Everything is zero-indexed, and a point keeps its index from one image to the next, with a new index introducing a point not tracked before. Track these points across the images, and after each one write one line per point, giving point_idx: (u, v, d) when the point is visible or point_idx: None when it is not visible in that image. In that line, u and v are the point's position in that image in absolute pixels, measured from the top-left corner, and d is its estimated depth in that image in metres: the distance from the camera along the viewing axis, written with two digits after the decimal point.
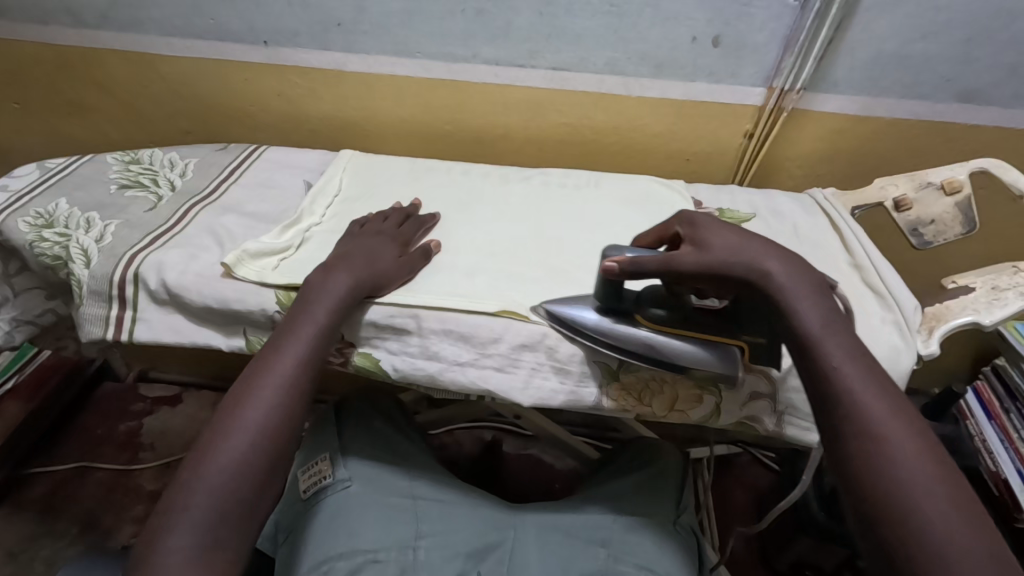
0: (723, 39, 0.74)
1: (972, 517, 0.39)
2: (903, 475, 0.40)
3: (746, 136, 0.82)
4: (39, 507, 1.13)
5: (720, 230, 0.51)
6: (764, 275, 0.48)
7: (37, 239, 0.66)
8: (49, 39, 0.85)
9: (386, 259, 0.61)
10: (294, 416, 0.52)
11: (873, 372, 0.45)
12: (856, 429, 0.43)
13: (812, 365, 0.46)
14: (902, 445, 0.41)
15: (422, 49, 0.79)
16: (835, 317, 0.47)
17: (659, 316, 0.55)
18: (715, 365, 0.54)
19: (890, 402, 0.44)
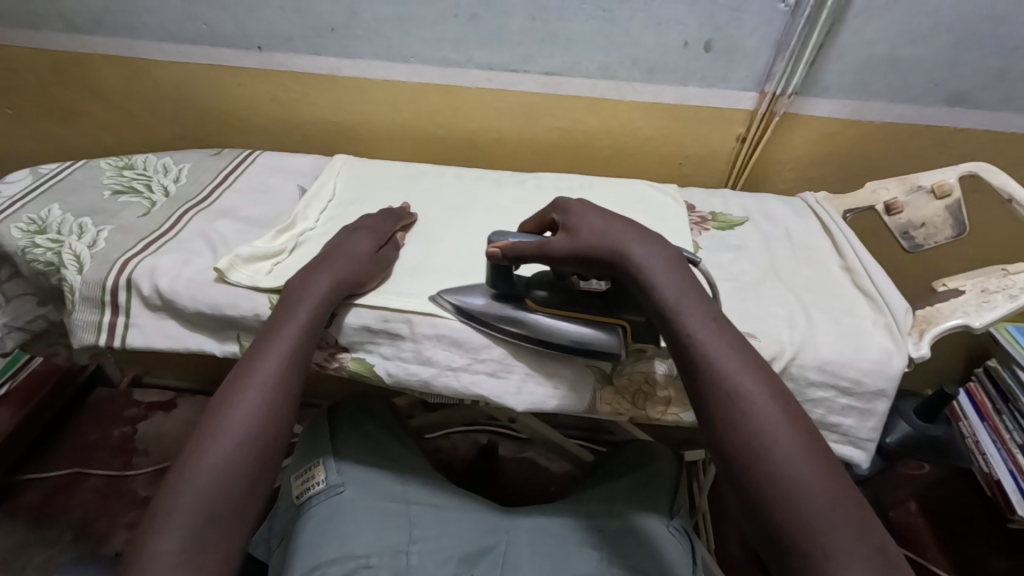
0: (714, 44, 0.74)
1: (821, 455, 0.41)
2: (756, 424, 0.42)
3: (738, 139, 0.82)
4: (32, 514, 1.12)
5: (588, 215, 0.56)
6: (626, 257, 0.51)
7: (30, 245, 0.66)
8: (42, 45, 0.85)
9: (364, 255, 0.61)
10: (281, 415, 0.52)
11: (729, 334, 0.47)
12: (715, 389, 0.45)
13: (675, 335, 0.48)
14: (756, 397, 0.44)
15: (415, 54, 0.79)
16: (695, 288, 0.50)
17: (544, 299, 0.58)
18: (600, 343, 0.55)
19: (745, 359, 0.46)
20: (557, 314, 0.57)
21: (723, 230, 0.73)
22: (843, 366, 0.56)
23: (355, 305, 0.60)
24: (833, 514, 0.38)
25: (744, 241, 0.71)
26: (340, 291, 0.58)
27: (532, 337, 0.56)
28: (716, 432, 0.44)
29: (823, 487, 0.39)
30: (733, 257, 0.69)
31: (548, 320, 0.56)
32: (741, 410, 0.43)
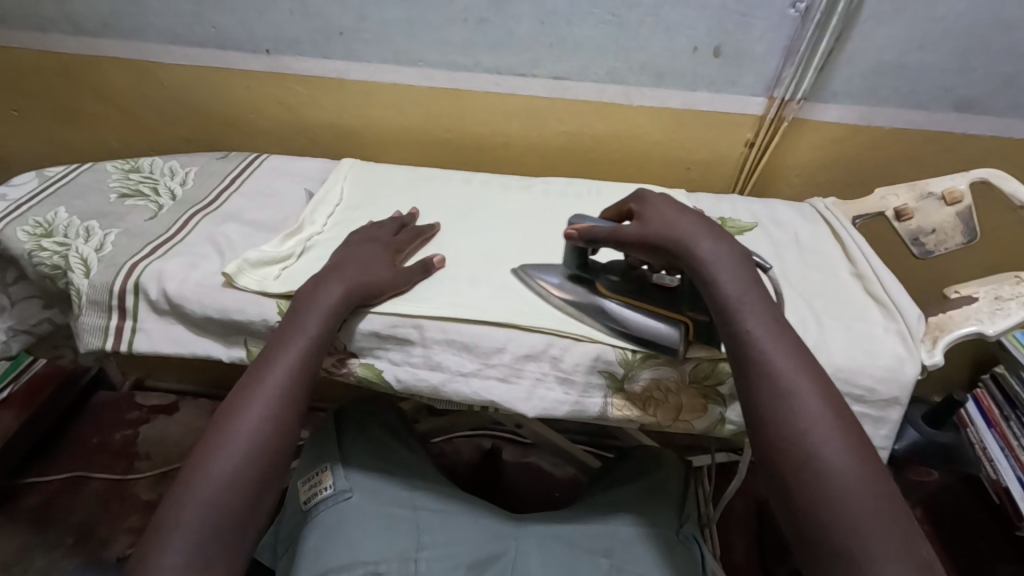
0: (723, 49, 0.74)
1: (869, 462, 0.42)
2: (808, 427, 0.44)
3: (747, 144, 0.82)
4: (33, 518, 1.11)
5: (660, 207, 0.57)
6: (690, 249, 0.53)
7: (36, 248, 0.65)
8: (49, 47, 0.85)
9: (380, 263, 0.61)
10: (287, 429, 0.52)
11: (785, 335, 0.48)
12: (768, 387, 0.46)
13: (733, 330, 0.49)
14: (809, 399, 0.45)
15: (423, 57, 0.79)
16: (757, 287, 0.51)
17: (614, 285, 0.59)
18: (656, 334, 0.56)
19: (800, 359, 0.47)
20: (624, 302, 0.58)
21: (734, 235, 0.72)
22: (855, 373, 0.56)
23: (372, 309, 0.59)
24: (879, 520, 0.40)
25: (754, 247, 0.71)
26: (363, 299, 0.58)
27: (595, 323, 0.58)
28: (765, 427, 0.45)
29: (869, 491, 0.41)
30: None
31: (614, 307, 0.58)
32: (794, 411, 0.44)
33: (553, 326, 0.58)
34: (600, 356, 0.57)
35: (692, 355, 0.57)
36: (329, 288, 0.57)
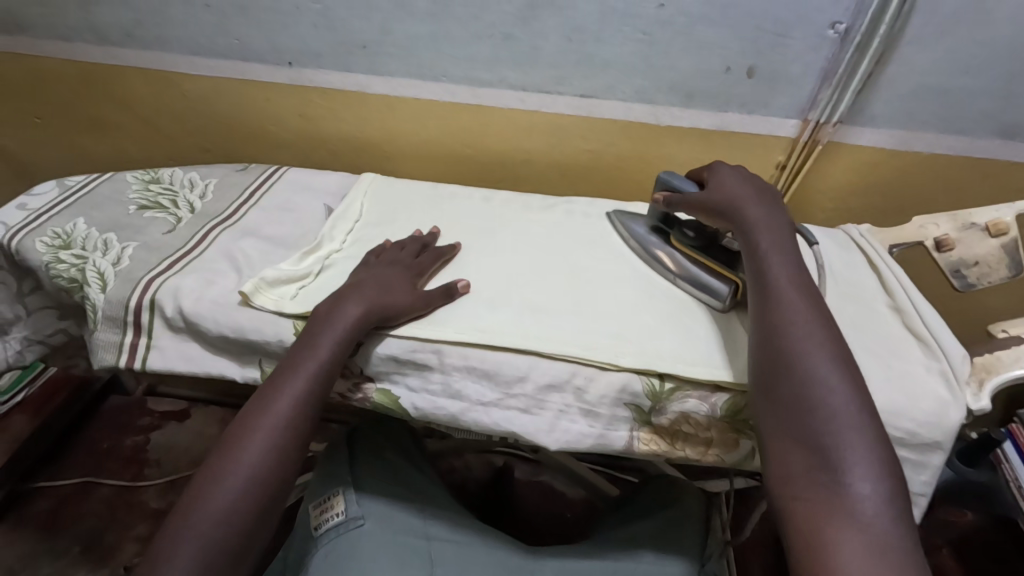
0: (757, 70, 0.72)
1: (853, 374, 0.47)
2: (802, 341, 0.49)
3: (778, 167, 0.80)
4: (41, 524, 1.11)
5: (728, 176, 0.63)
6: (738, 209, 0.60)
7: (54, 260, 0.65)
8: (73, 56, 0.85)
9: (406, 284, 0.60)
10: (286, 458, 0.52)
11: (799, 275, 0.54)
12: (776, 310, 0.51)
13: (759, 268, 0.55)
14: (809, 322, 0.50)
15: (447, 73, 0.78)
16: (789, 244, 0.57)
17: (684, 238, 0.66)
18: (706, 288, 0.62)
19: (810, 294, 0.53)
20: (690, 256, 0.65)
21: None
22: (896, 416, 0.53)
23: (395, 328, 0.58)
24: (852, 418, 0.45)
25: None
26: (390, 315, 0.57)
27: (661, 270, 0.66)
28: (767, 341, 0.50)
29: (851, 397, 0.46)
30: None
31: (679, 257, 0.65)
32: (793, 328, 0.50)
33: (577, 355, 0.56)
34: (626, 387, 0.55)
35: (723, 388, 0.54)
36: (345, 309, 0.55)
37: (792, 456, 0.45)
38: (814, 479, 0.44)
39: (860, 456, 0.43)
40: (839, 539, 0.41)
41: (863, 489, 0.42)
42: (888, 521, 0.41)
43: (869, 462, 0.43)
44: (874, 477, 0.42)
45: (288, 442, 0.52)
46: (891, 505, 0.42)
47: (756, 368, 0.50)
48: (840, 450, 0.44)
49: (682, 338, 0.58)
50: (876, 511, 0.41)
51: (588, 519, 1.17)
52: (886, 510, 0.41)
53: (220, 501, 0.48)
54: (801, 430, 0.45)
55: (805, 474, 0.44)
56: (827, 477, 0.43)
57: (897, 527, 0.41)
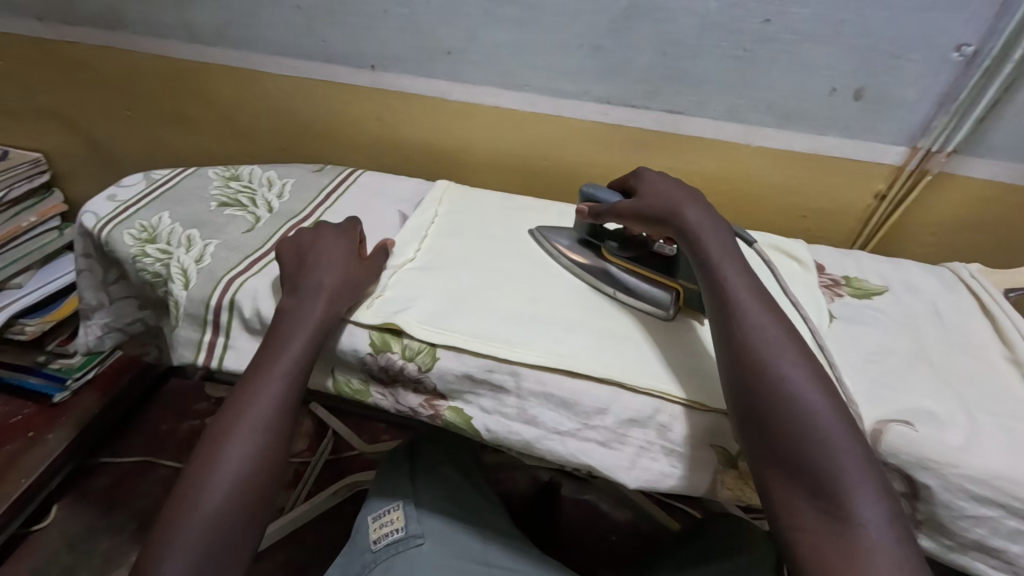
0: (866, 92, 0.67)
1: (828, 385, 0.46)
2: (775, 362, 0.47)
3: (877, 196, 0.75)
4: (102, 498, 1.15)
5: (663, 180, 0.61)
6: (678, 215, 0.57)
7: (140, 254, 0.66)
8: (164, 53, 0.87)
9: (344, 262, 0.61)
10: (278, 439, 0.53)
11: (756, 284, 0.52)
12: (742, 329, 0.49)
13: (714, 281, 0.52)
14: (777, 336, 0.48)
15: (530, 83, 0.76)
16: (736, 250, 0.54)
17: (615, 250, 0.65)
18: (647, 298, 0.61)
19: (767, 305, 0.51)
20: (626, 267, 0.64)
21: (860, 298, 0.66)
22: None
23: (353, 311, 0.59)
24: (841, 438, 0.44)
25: (883, 313, 0.64)
26: (355, 293, 0.59)
27: (598, 286, 0.64)
28: (741, 365, 0.48)
29: (830, 413, 0.45)
30: (882, 333, 0.62)
31: (613, 270, 0.64)
32: (764, 345, 0.48)
33: (663, 390, 0.53)
34: (713, 429, 0.52)
35: None
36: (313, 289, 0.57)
37: (789, 486, 0.44)
38: (819, 511, 0.42)
39: (859, 478, 0.42)
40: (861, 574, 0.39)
41: (868, 513, 0.41)
42: (894, 544, 0.41)
43: (865, 482, 0.42)
44: (874, 499, 0.42)
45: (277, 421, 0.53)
46: (893, 521, 0.42)
47: (735, 399, 0.47)
48: (840, 475, 0.42)
49: None
50: (884, 536, 0.41)
51: (633, 545, 1.13)
52: (890, 531, 0.41)
53: (224, 488, 0.50)
54: (793, 457, 0.44)
55: (808, 504, 0.43)
56: (831, 508, 0.42)
57: (904, 548, 0.41)
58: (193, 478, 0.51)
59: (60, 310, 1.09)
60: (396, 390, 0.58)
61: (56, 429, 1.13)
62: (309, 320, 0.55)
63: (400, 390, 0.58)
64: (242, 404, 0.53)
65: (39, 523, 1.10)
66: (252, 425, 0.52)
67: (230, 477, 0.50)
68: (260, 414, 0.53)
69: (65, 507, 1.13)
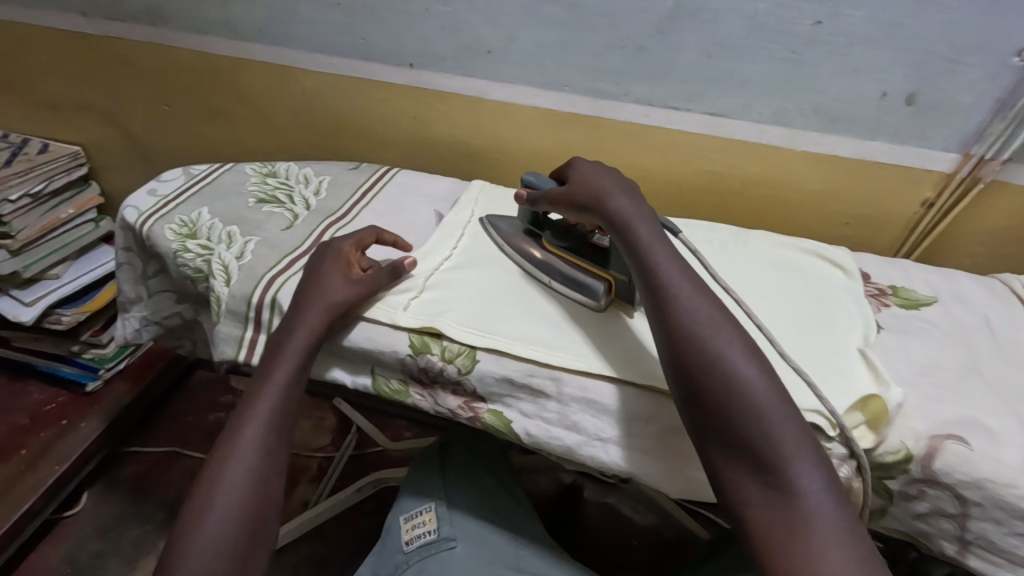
0: (919, 97, 0.65)
1: (762, 360, 0.46)
2: (709, 343, 0.46)
3: (924, 204, 0.73)
4: (131, 486, 1.17)
5: (592, 166, 0.61)
6: (604, 202, 0.56)
7: (181, 249, 0.67)
8: (205, 49, 0.88)
9: (337, 274, 0.59)
10: (284, 433, 0.54)
11: (685, 265, 0.52)
12: (675, 313, 0.49)
13: (643, 264, 0.52)
14: (709, 316, 0.48)
15: (570, 83, 0.75)
16: (661, 232, 0.54)
17: (553, 239, 0.64)
18: (577, 289, 0.61)
19: (698, 286, 0.50)
20: (561, 256, 0.63)
21: (907, 308, 0.64)
22: None
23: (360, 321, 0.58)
24: (776, 409, 0.43)
25: (931, 325, 0.62)
26: (354, 308, 0.58)
27: (535, 275, 0.64)
28: (677, 350, 0.47)
29: (764, 387, 0.44)
30: (930, 345, 0.60)
31: (549, 258, 0.64)
32: (697, 327, 0.47)
33: None
34: None
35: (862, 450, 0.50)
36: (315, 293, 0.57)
37: (734, 466, 0.43)
38: (763, 486, 0.42)
39: (795, 448, 0.42)
40: (810, 546, 0.39)
41: (810, 481, 0.41)
42: (835, 510, 0.40)
43: (804, 451, 0.42)
44: (814, 466, 0.42)
45: (283, 415, 0.54)
46: (833, 487, 0.42)
47: (676, 385, 0.47)
48: (778, 448, 0.42)
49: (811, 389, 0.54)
50: (824, 504, 0.40)
51: (656, 552, 1.11)
52: (830, 494, 0.41)
53: (227, 510, 0.47)
54: (733, 435, 0.43)
55: (751, 479, 0.42)
56: (772, 479, 0.42)
57: (846, 512, 0.41)
58: (201, 487, 0.49)
59: (94, 300, 1.12)
60: (435, 392, 0.58)
61: (88, 417, 1.15)
62: (303, 317, 0.56)
63: (439, 392, 0.58)
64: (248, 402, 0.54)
65: (70, 510, 1.12)
66: (255, 425, 0.52)
67: (244, 471, 0.49)
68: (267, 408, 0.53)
69: (95, 495, 1.15)
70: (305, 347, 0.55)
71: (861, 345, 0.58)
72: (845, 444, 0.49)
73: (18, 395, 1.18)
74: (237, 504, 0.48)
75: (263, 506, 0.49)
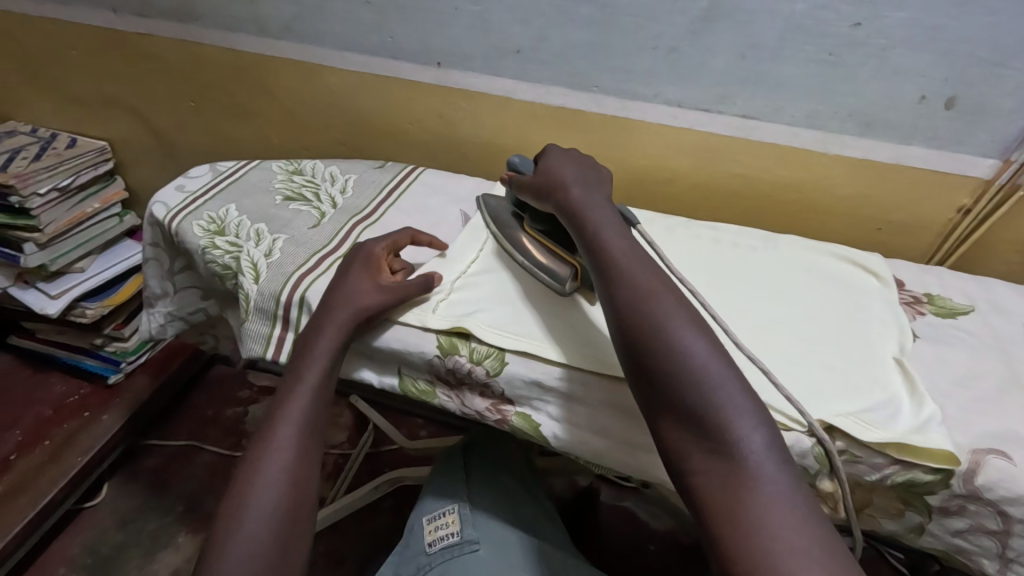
0: (959, 101, 0.64)
1: (707, 329, 0.46)
2: (655, 314, 0.46)
3: (960, 211, 0.71)
4: (151, 479, 1.18)
5: (553, 152, 0.62)
6: (557, 187, 0.57)
7: (210, 245, 0.67)
8: (232, 46, 0.88)
9: (366, 279, 0.59)
10: (317, 432, 0.54)
11: (631, 240, 0.52)
12: (623, 286, 0.48)
13: (591, 243, 0.52)
14: (654, 288, 0.47)
15: (599, 83, 0.74)
16: (607, 210, 0.54)
17: (530, 220, 0.63)
18: (543, 271, 0.60)
19: (645, 261, 0.50)
20: (534, 238, 0.62)
21: (943, 316, 0.63)
22: None
23: (392, 324, 0.58)
24: (721, 376, 0.42)
25: (969, 334, 0.61)
26: (384, 312, 0.57)
27: (511, 258, 0.64)
28: (624, 323, 0.46)
29: (709, 354, 0.43)
30: (968, 355, 0.59)
31: (524, 240, 0.63)
32: (644, 298, 0.47)
33: None
34: (794, 448, 0.50)
35: (902, 462, 0.49)
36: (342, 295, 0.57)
37: (680, 434, 0.42)
38: (707, 453, 0.41)
39: (739, 411, 0.41)
40: (753, 510, 0.38)
41: (754, 444, 0.40)
42: (779, 472, 0.39)
43: (748, 415, 0.41)
44: (757, 429, 0.41)
45: (315, 414, 0.54)
46: (778, 450, 0.40)
47: (625, 359, 0.46)
48: (721, 413, 0.41)
49: (847, 398, 0.53)
50: (767, 466, 0.39)
51: (672, 557, 1.10)
52: (773, 456, 0.40)
53: (263, 512, 0.48)
54: (676, 403, 0.42)
55: (696, 445, 0.41)
56: (716, 443, 0.40)
57: (790, 474, 0.40)
58: (238, 490, 0.49)
59: (118, 293, 1.14)
60: (462, 393, 0.58)
61: (110, 410, 1.16)
62: (332, 315, 0.56)
63: (467, 393, 0.57)
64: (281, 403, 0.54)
65: (90, 501, 1.14)
66: (289, 425, 0.52)
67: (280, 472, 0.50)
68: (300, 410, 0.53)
69: (115, 487, 1.16)
70: (332, 348, 0.55)
71: (898, 354, 0.57)
72: (883, 454, 0.49)
73: (42, 386, 1.20)
74: (271, 507, 0.48)
75: (296, 509, 0.49)
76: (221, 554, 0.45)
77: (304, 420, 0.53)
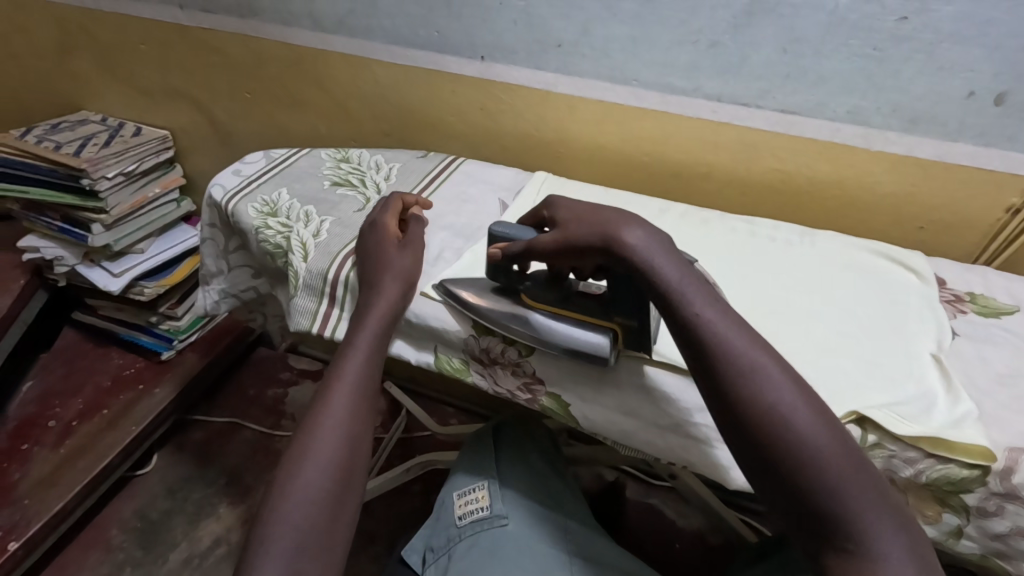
0: (1009, 97, 0.63)
1: (826, 414, 0.43)
2: (771, 404, 0.43)
3: (1009, 210, 0.69)
4: (197, 451, 1.24)
5: (572, 205, 0.56)
6: (618, 237, 0.50)
7: (263, 226, 0.71)
8: (288, 40, 0.93)
9: (392, 246, 0.63)
10: (370, 397, 0.57)
11: (723, 306, 0.48)
12: (729, 370, 0.44)
13: (677, 316, 0.47)
14: (765, 371, 0.44)
15: (639, 77, 0.76)
16: (690, 267, 0.50)
17: (539, 294, 0.57)
18: (587, 346, 0.53)
19: (747, 332, 0.46)
20: (552, 313, 0.56)
21: (988, 316, 0.62)
22: None
23: (426, 298, 0.61)
24: (848, 471, 0.41)
25: (1015, 334, 0.60)
26: (415, 271, 0.62)
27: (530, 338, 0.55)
28: (737, 413, 0.43)
29: (834, 446, 0.42)
30: (1011, 355, 0.57)
31: (538, 317, 0.56)
32: (755, 385, 0.43)
33: None
34: None
35: (936, 456, 0.49)
36: (383, 267, 0.61)
37: (810, 531, 0.41)
38: (842, 554, 0.39)
39: (876, 510, 0.40)
40: None
41: (892, 548, 0.39)
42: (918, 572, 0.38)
43: (882, 512, 0.40)
44: (893, 527, 0.40)
45: (369, 380, 0.57)
46: (915, 549, 0.39)
47: (739, 448, 0.44)
48: (855, 514, 0.40)
49: (878, 386, 0.53)
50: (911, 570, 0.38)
51: (699, 556, 1.09)
52: (911, 557, 0.39)
53: (323, 463, 0.51)
54: (807, 506, 0.41)
55: (828, 548, 0.40)
56: (853, 546, 0.39)
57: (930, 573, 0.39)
58: (298, 445, 0.52)
59: (174, 274, 1.21)
60: (494, 372, 0.59)
61: (162, 384, 1.23)
62: (384, 285, 0.60)
63: (499, 373, 0.59)
64: (338, 367, 0.57)
65: (141, 469, 1.21)
66: (344, 388, 0.55)
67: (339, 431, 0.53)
68: (355, 374, 0.56)
69: (164, 458, 1.23)
70: (378, 329, 0.58)
71: (935, 350, 0.57)
72: (916, 448, 0.49)
73: (101, 360, 1.28)
74: (327, 469, 0.51)
75: (344, 479, 0.51)
76: (276, 519, 0.48)
77: (355, 388, 0.56)
